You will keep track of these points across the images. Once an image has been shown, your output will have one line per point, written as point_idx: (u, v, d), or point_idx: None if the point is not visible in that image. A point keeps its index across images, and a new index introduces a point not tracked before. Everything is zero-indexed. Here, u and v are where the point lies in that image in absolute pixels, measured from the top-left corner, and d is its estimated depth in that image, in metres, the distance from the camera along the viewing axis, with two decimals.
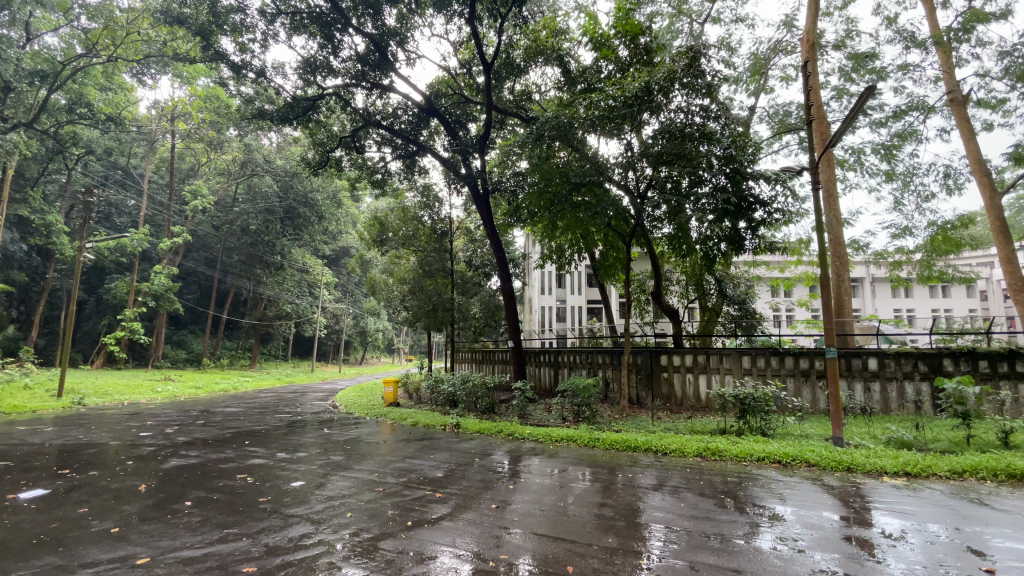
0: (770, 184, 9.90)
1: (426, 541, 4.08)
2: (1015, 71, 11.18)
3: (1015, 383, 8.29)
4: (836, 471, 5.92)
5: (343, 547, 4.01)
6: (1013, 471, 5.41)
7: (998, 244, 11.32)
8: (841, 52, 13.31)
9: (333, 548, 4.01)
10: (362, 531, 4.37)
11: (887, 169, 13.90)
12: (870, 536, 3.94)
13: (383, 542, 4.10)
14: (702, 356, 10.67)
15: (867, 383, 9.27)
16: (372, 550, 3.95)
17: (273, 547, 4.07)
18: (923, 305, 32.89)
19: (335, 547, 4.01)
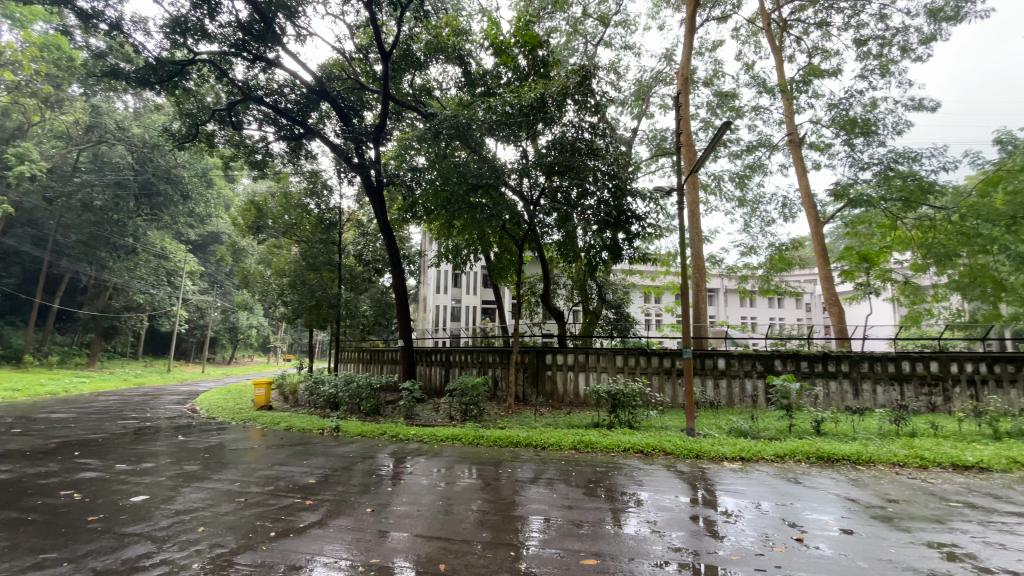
0: (646, 201, 10.93)
1: (292, 551, 3.85)
2: (840, 121, 13.69)
3: (825, 380, 10.11)
4: (687, 458, 6.73)
5: (194, 565, 3.62)
6: (819, 453, 6.62)
7: (818, 265, 13.67)
8: (709, 88, 15.14)
9: (181, 566, 3.61)
10: (217, 546, 3.98)
11: (740, 196, 16.08)
12: (710, 514, 4.57)
13: (241, 555, 3.78)
14: (582, 355, 11.40)
15: (716, 379, 10.65)
16: (227, 565, 3.62)
17: (103, 571, 3.53)
18: (764, 314, 38.62)
19: (183, 566, 3.60)
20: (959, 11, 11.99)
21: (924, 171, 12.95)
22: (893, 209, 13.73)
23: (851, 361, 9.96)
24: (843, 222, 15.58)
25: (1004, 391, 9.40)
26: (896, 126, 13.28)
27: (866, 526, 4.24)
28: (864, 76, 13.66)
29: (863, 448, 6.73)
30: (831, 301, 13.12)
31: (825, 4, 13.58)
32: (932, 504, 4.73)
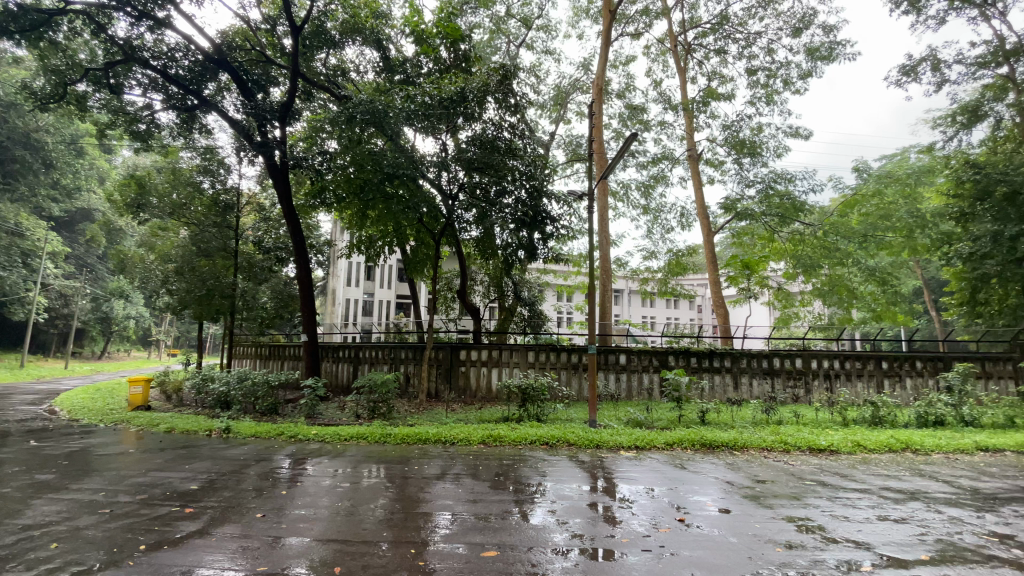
0: (560, 203, 11.31)
1: (167, 564, 3.49)
2: (731, 142, 15.15)
3: (710, 374, 11.16)
4: (588, 448, 7.09)
5: None
6: (703, 441, 7.29)
7: (709, 271, 15.00)
8: (621, 100, 15.99)
9: None
10: (74, 564, 3.49)
11: (645, 204, 17.18)
12: (606, 501, 4.86)
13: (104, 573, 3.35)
14: (495, 351, 11.53)
15: (618, 374, 11.30)
16: None
17: None
18: (662, 314, 41.69)
19: None
20: (831, 53, 13.77)
21: (797, 191, 14.75)
22: (772, 223, 15.44)
23: (732, 357, 11.09)
24: (731, 233, 17.28)
25: (851, 384, 10.99)
26: (777, 149, 14.96)
27: (738, 505, 4.75)
28: (753, 102, 15.19)
29: (739, 435, 7.53)
30: (719, 304, 14.43)
31: (724, 34, 14.92)
32: (791, 483, 5.41)
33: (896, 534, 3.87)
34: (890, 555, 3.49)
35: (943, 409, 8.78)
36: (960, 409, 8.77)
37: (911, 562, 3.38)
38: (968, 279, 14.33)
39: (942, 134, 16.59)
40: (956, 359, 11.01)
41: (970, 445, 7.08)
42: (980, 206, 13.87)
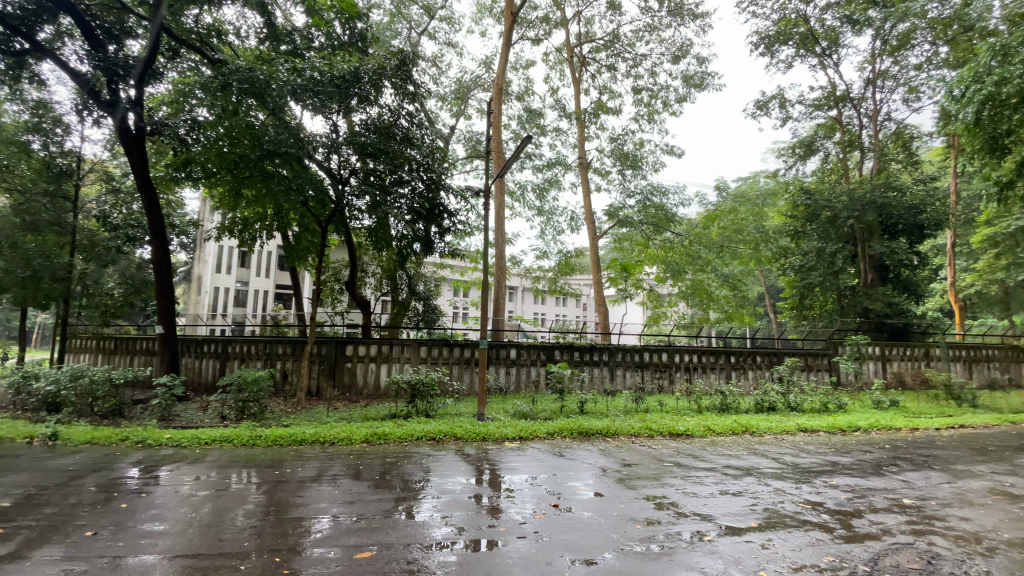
0: (457, 197, 11.27)
1: None
2: (616, 154, 16.30)
3: (592, 367, 11.93)
4: (474, 442, 7.18)
5: None
6: (581, 430, 7.78)
7: (593, 273, 15.91)
8: (520, 103, 16.38)
9: None
10: None
11: (539, 206, 17.81)
12: (486, 493, 4.95)
13: None
14: (385, 346, 11.16)
15: (508, 368, 11.60)
16: None
17: None
18: (552, 311, 43.69)
19: None
20: (703, 82, 15.42)
21: (670, 203, 16.34)
22: (647, 231, 16.95)
23: (611, 352, 11.98)
24: (613, 237, 18.59)
25: (706, 375, 12.46)
26: (655, 164, 16.42)
27: (607, 488, 5.15)
28: (637, 119, 16.49)
29: (612, 423, 8.16)
30: (602, 303, 15.42)
31: (614, 52, 15.97)
32: (654, 465, 6.00)
33: (734, 506, 4.48)
34: (728, 525, 4.04)
35: (776, 396, 10.33)
36: (788, 396, 10.38)
37: (744, 529, 3.93)
38: (797, 287, 17.04)
39: (785, 162, 19.49)
40: (787, 354, 13.02)
41: (793, 427, 8.42)
42: (809, 226, 16.84)
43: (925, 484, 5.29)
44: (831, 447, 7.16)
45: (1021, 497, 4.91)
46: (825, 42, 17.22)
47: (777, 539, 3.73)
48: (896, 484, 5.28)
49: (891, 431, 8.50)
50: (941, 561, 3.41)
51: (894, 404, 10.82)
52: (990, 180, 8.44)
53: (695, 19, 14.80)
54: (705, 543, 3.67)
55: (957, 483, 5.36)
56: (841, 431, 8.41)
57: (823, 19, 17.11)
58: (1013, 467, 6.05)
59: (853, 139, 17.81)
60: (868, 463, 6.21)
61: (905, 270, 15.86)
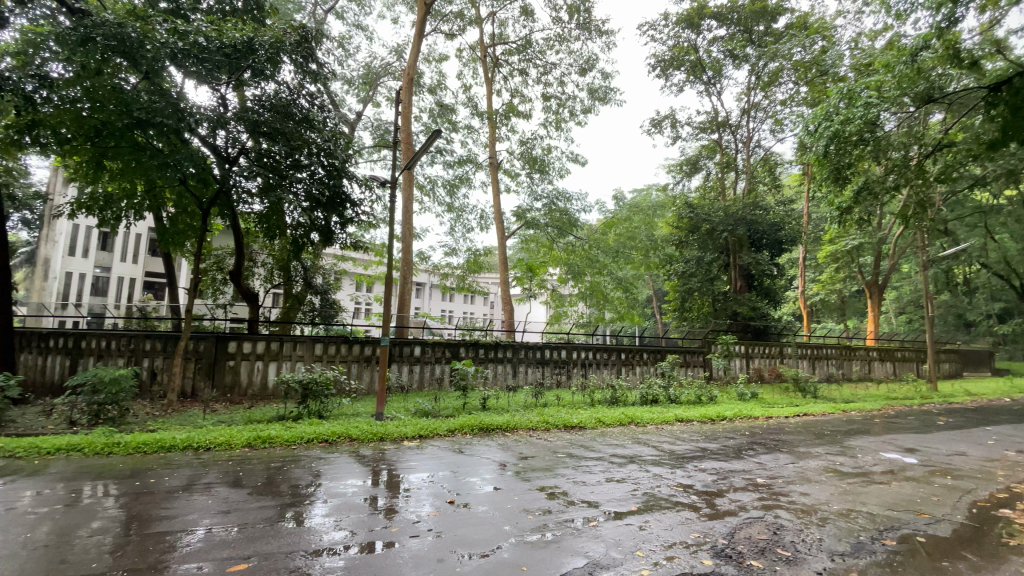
0: (362, 187, 10.79)
1: None
2: (525, 157, 16.70)
3: (495, 364, 12.09)
4: (370, 442, 6.96)
5: None
6: (481, 426, 7.87)
7: (500, 272, 16.10)
8: (433, 95, 16.11)
9: None
10: None
11: (448, 202, 17.64)
12: (380, 494, 4.82)
13: None
14: (275, 343, 10.37)
15: (411, 366, 11.37)
16: None
17: None
18: (458, 308, 43.67)
19: None
20: (606, 96, 16.33)
21: (573, 209, 17.12)
22: (551, 233, 17.56)
23: (514, 349, 12.27)
24: (521, 238, 18.99)
25: (600, 371, 13.26)
26: (561, 170, 17.08)
27: (503, 482, 5.29)
28: (546, 125, 17.02)
29: (511, 418, 8.35)
30: (508, 302, 15.67)
31: (527, 57, 16.32)
32: (548, 457, 6.26)
33: (617, 492, 4.83)
34: (612, 510, 4.35)
35: (658, 390, 11.28)
36: (668, 389, 11.40)
37: (626, 514, 4.25)
38: (680, 290, 18.77)
39: (674, 178, 21.33)
40: (670, 351, 14.26)
41: (672, 417, 9.26)
42: (691, 237, 18.64)
43: (775, 465, 6.13)
44: (702, 434, 7.99)
45: (844, 472, 5.87)
46: (711, 72, 19.09)
47: (653, 520, 4.08)
48: (752, 466, 6.06)
49: (751, 419, 9.70)
50: (783, 531, 3.97)
51: (754, 396, 12.36)
52: (834, 205, 9.94)
53: (601, 35, 15.62)
54: (590, 528, 3.91)
55: (799, 463, 6.26)
56: (711, 421, 9.42)
57: (710, 50, 18.91)
58: (841, 448, 7.22)
59: (730, 161, 19.97)
60: (731, 448, 7.02)
61: (767, 279, 18.14)
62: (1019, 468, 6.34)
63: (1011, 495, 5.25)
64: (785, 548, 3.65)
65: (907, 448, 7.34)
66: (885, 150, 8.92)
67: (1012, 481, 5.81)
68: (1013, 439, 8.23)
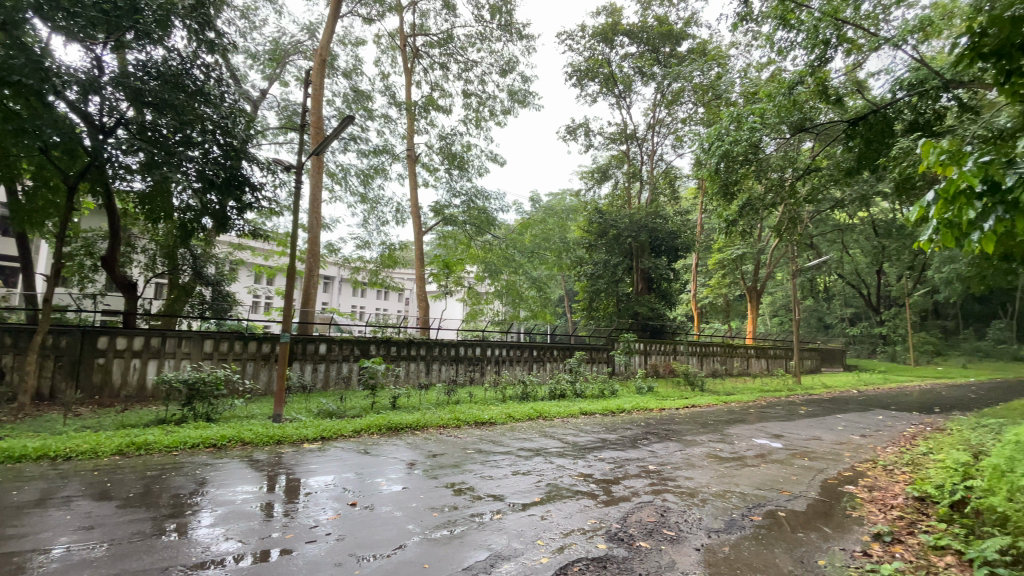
0: (263, 171, 10.02)
1: None
2: (444, 152, 16.55)
3: (407, 362, 11.84)
4: (266, 445, 6.52)
5: None
6: (389, 425, 7.69)
7: (416, 267, 15.77)
8: (348, 81, 15.39)
9: None
10: None
11: (362, 193, 16.94)
12: (275, 501, 4.54)
13: None
14: (156, 338, 9.32)
15: (315, 364, 10.78)
16: None
17: None
18: (370, 304, 42.18)
19: None
20: (525, 99, 16.67)
21: (491, 207, 17.19)
22: (469, 231, 17.56)
23: (427, 346, 12.09)
24: (438, 234, 18.74)
25: (512, 367, 13.52)
26: (480, 169, 17.15)
27: (408, 481, 5.22)
28: (465, 122, 16.99)
29: (421, 417, 8.25)
30: (422, 298, 15.40)
31: (447, 52, 16.17)
32: (456, 454, 6.28)
33: (522, 485, 4.98)
34: (515, 502, 4.48)
35: (566, 385, 11.76)
36: (575, 384, 11.93)
37: (529, 505, 4.39)
38: (589, 290, 19.69)
39: (586, 184, 22.34)
40: (578, 348, 14.93)
41: (577, 411, 9.71)
42: (599, 241, 19.70)
43: (665, 453, 6.68)
44: (604, 426, 8.47)
45: (724, 457, 6.53)
46: (622, 86, 20.21)
47: (554, 510, 4.27)
48: (645, 454, 6.55)
49: (647, 411, 10.46)
50: (669, 513, 4.35)
51: (650, 389, 13.33)
52: (723, 217, 10.96)
53: (521, 38, 15.90)
54: (494, 521, 4.00)
55: (686, 450, 6.87)
56: (612, 413, 10.01)
57: (622, 66, 20.01)
58: (721, 435, 8.03)
59: (636, 171, 21.30)
60: (629, 438, 7.52)
61: (665, 281, 19.62)
62: (859, 449, 7.48)
63: (853, 473, 6.18)
64: (670, 528, 4.00)
65: (775, 434, 8.35)
66: (765, 171, 10.04)
67: (853, 460, 6.83)
68: (856, 424, 9.67)
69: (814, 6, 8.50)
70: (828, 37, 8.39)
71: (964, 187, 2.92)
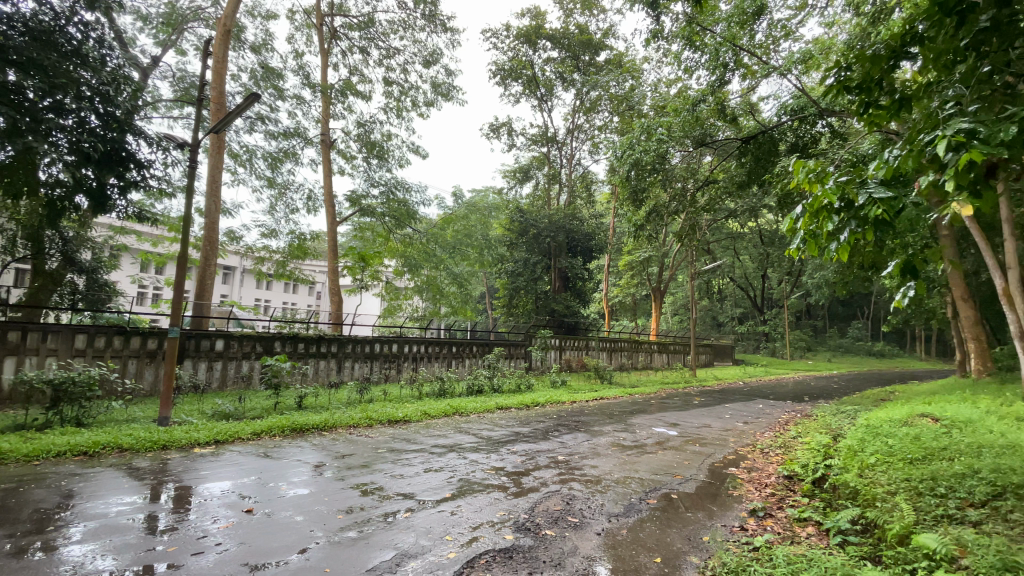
0: (152, 147, 9.02)
1: None
2: (363, 140, 15.89)
3: (316, 360, 11.26)
4: (149, 451, 5.91)
5: None
6: (294, 426, 7.29)
7: (329, 259, 15.00)
8: (256, 56, 14.24)
9: None
10: None
11: (270, 176, 15.79)
12: (158, 511, 4.14)
13: None
14: (13, 332, 7.99)
15: (210, 362, 9.91)
16: None
17: None
18: (278, 297, 39.59)
19: None
20: (449, 93, 16.48)
21: (412, 200, 16.82)
22: (388, 223, 17.03)
23: (339, 343, 11.57)
24: (354, 225, 17.98)
25: (430, 364, 13.38)
26: (400, 160, 16.70)
27: (313, 484, 5.00)
28: (386, 110, 16.44)
29: (330, 416, 7.92)
30: (336, 292, 14.70)
31: (368, 36, 15.54)
32: (366, 454, 6.12)
33: (433, 481, 4.97)
34: (425, 499, 4.46)
35: (483, 380, 11.88)
36: (492, 380, 12.09)
37: (439, 501, 4.39)
38: (509, 288, 20.00)
39: (508, 182, 22.64)
40: (496, 344, 15.11)
41: (493, 406, 9.83)
42: (520, 240, 20.12)
43: (573, 444, 6.99)
44: (517, 420, 8.68)
45: (626, 446, 6.98)
46: (544, 89, 20.68)
47: (464, 504, 4.31)
48: (555, 446, 6.82)
49: (559, 405, 10.87)
50: (574, 501, 4.57)
51: (564, 383, 13.87)
52: (632, 222, 11.66)
53: (446, 31, 15.68)
54: (403, 519, 3.95)
55: (593, 440, 7.25)
56: (526, 407, 10.27)
57: (544, 69, 20.48)
58: (625, 425, 8.58)
59: (556, 173, 21.97)
60: (541, 431, 7.79)
61: (580, 281, 20.49)
62: (742, 434, 8.34)
63: (736, 456, 6.89)
64: (574, 515, 4.21)
65: (672, 423, 9.06)
66: (670, 180, 10.81)
67: (737, 444, 7.61)
68: (740, 412, 10.78)
69: (716, 31, 9.29)
70: (727, 61, 9.19)
71: (825, 204, 3.36)
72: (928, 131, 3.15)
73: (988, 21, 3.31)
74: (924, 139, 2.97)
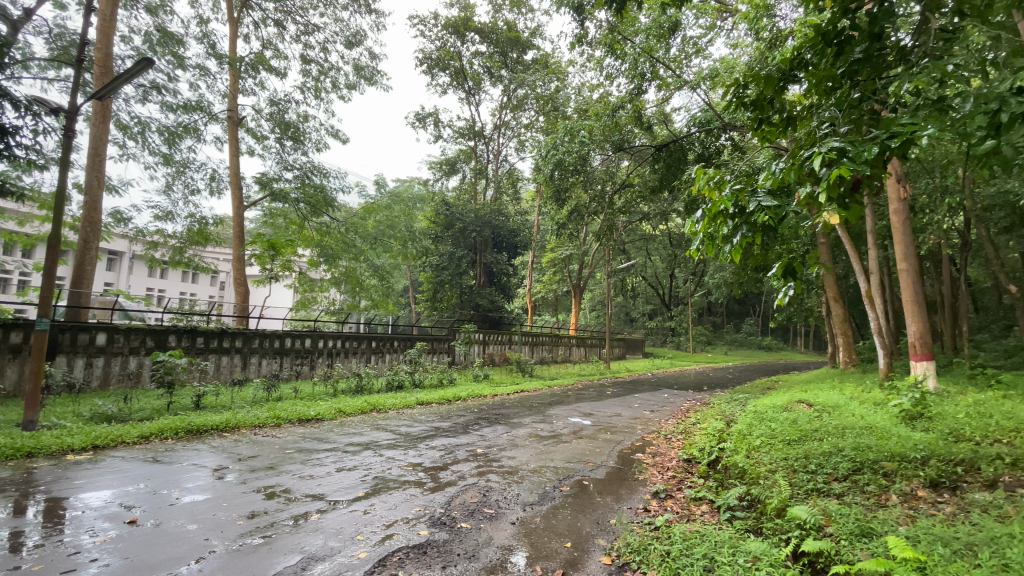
0: (18, 111, 7.76)
1: None
2: (276, 119, 14.84)
3: (218, 355, 10.40)
4: (8, 460, 5.14)
5: None
6: (189, 428, 6.69)
7: (234, 247, 13.88)
8: (152, 17, 12.74)
9: None
10: None
11: (165, 153, 14.27)
12: (18, 527, 3.63)
13: None
14: None
15: (90, 359, 8.81)
16: None
17: None
18: (174, 287, 36.00)
19: None
20: (373, 78, 15.87)
21: (330, 186, 16.02)
22: (303, 211, 16.07)
23: (244, 337, 10.77)
24: (265, 211, 16.77)
25: (346, 359, 12.87)
26: (318, 144, 15.84)
27: (211, 489, 4.63)
28: (303, 90, 15.47)
29: (232, 416, 7.36)
30: (242, 283, 13.64)
31: (283, 9, 14.51)
32: (273, 455, 5.77)
33: (345, 481, 4.80)
34: (336, 499, 4.31)
35: (403, 376, 11.65)
36: (413, 375, 11.89)
37: (352, 501, 4.26)
38: (433, 281, 19.75)
39: (434, 174, 22.31)
40: (419, 339, 14.87)
41: (413, 401, 9.66)
42: (445, 233, 20.05)
43: (492, 436, 7.09)
44: (437, 415, 8.62)
45: (543, 436, 7.19)
46: (471, 82, 20.57)
47: (378, 502, 4.22)
48: (474, 439, 6.86)
49: (481, 398, 10.95)
50: (491, 492, 4.64)
51: (486, 376, 13.97)
52: (554, 220, 11.97)
53: (370, 12, 15.06)
54: (312, 521, 3.79)
55: (512, 432, 7.39)
56: (447, 402, 10.23)
57: (472, 62, 20.36)
58: (543, 417, 8.83)
59: (483, 168, 22.05)
60: (460, 425, 7.80)
61: (504, 276, 20.82)
62: (649, 422, 8.91)
63: (643, 443, 7.35)
64: (490, 506, 4.27)
65: (587, 413, 9.48)
66: (591, 182, 11.16)
67: (644, 432, 8.12)
68: (648, 402, 11.51)
69: (636, 41, 9.73)
70: (644, 71, 9.71)
71: (721, 209, 3.68)
72: (807, 147, 3.55)
73: (861, 53, 3.84)
74: (803, 155, 3.35)
